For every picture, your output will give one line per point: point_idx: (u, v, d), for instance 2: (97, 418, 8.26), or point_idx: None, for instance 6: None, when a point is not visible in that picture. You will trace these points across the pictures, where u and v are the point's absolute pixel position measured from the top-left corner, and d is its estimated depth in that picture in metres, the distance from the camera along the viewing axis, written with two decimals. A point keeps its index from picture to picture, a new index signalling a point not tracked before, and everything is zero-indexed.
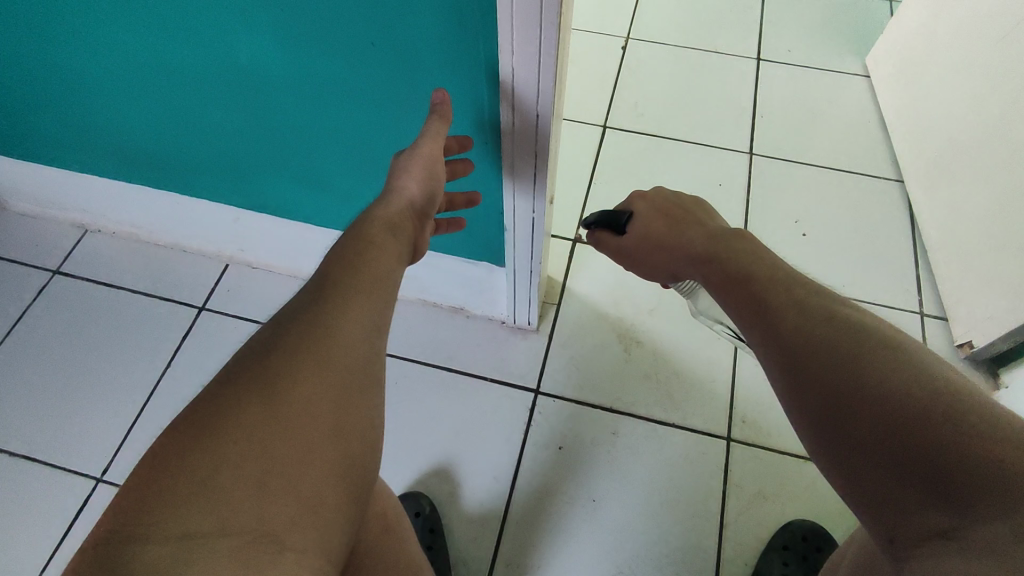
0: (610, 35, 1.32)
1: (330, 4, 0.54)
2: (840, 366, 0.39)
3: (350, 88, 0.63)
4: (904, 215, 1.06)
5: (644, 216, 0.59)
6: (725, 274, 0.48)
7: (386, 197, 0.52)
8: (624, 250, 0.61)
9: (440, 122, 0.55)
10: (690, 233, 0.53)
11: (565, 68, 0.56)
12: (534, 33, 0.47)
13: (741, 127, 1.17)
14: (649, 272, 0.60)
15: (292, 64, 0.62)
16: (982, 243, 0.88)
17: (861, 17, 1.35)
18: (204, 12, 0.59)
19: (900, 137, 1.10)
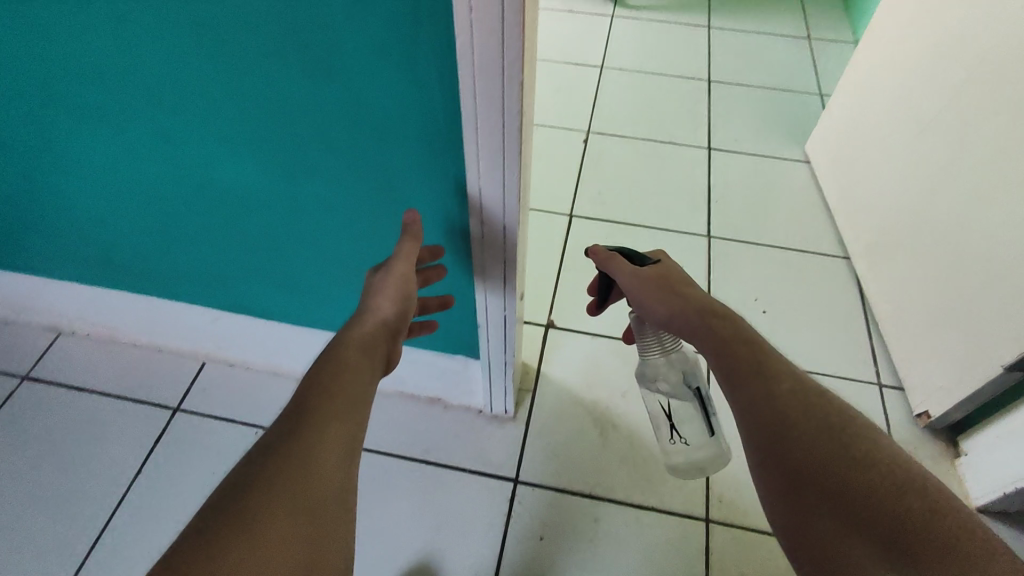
0: (572, 129, 1.41)
1: (310, 138, 0.59)
2: (820, 431, 0.49)
3: (328, 207, 0.67)
4: (854, 290, 1.13)
5: (668, 268, 0.64)
6: (735, 330, 0.57)
7: (362, 316, 0.56)
8: (636, 273, 0.62)
9: (412, 240, 0.59)
10: (698, 293, 0.61)
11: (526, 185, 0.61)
12: (498, 161, 0.53)
13: (698, 211, 1.25)
14: (647, 300, 0.60)
15: (273, 185, 0.67)
16: (925, 316, 0.94)
17: (798, 109, 1.48)
18: (190, 144, 0.64)
19: (843, 217, 1.19)
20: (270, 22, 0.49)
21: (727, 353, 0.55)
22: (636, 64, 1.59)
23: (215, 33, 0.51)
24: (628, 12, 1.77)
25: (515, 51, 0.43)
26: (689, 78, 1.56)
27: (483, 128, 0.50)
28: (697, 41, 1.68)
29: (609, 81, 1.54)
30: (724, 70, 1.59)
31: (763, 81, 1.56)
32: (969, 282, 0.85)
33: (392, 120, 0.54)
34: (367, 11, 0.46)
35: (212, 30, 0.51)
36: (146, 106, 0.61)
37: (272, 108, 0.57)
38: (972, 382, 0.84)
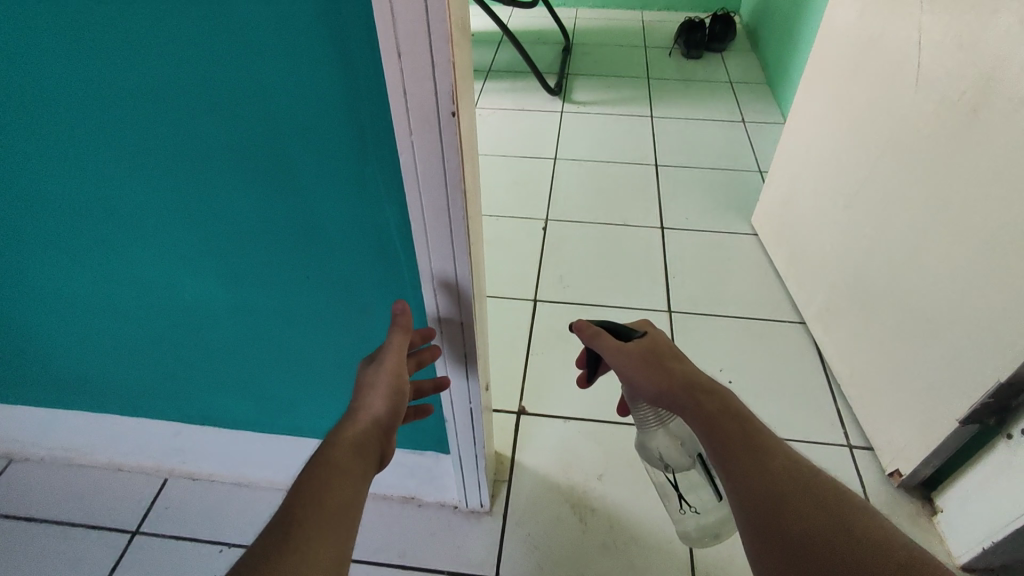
0: (531, 218, 1.48)
1: (268, 251, 0.61)
2: (804, 498, 0.50)
3: (279, 309, 0.68)
4: (813, 354, 1.16)
5: (656, 340, 0.65)
6: (720, 406, 0.58)
7: (353, 415, 0.55)
8: (624, 352, 0.63)
9: (402, 332, 0.59)
10: (685, 365, 0.62)
11: (479, 274, 0.63)
12: (450, 264, 0.56)
13: (657, 288, 1.29)
14: (637, 379, 0.62)
15: (234, 298, 0.68)
16: (881, 374, 0.97)
17: (740, 186, 1.59)
18: (151, 265, 0.66)
19: (793, 283, 1.25)
20: (215, 145, 0.52)
21: (710, 426, 0.57)
22: (587, 155, 1.70)
23: (168, 162, 0.54)
24: (577, 107, 1.91)
25: (454, 163, 0.47)
26: (637, 164, 1.66)
27: (432, 236, 0.53)
28: (642, 130, 1.81)
29: (562, 171, 1.63)
30: (669, 155, 1.70)
31: (706, 162, 1.67)
32: (913, 341, 0.89)
33: (337, 223, 0.57)
34: (308, 130, 0.49)
35: (167, 162, 0.54)
36: (105, 234, 0.63)
37: (230, 227, 0.60)
38: (934, 438, 0.85)
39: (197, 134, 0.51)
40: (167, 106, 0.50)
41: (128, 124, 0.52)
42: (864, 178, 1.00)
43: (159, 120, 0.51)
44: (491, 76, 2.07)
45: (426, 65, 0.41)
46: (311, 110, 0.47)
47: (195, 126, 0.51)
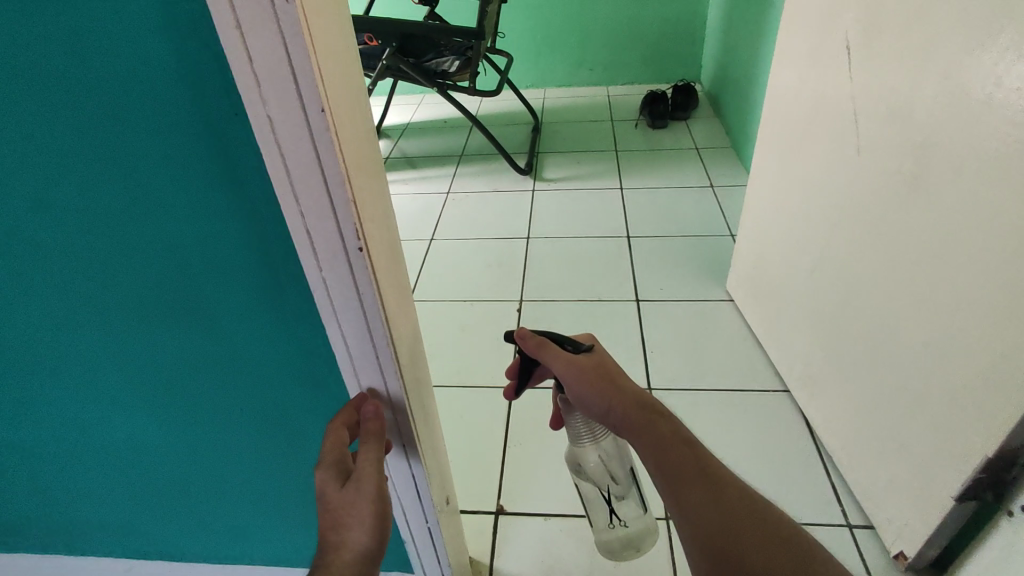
0: (505, 300, 1.47)
1: (202, 388, 0.60)
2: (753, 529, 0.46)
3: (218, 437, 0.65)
4: (800, 423, 1.12)
5: (603, 355, 0.60)
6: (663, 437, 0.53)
7: (333, 555, 0.47)
8: (574, 364, 0.57)
9: (373, 440, 0.52)
10: (632, 384, 0.58)
11: (419, 381, 0.61)
12: (381, 387, 0.55)
13: (635, 364, 1.26)
14: (586, 396, 0.57)
15: (173, 435, 0.65)
16: (869, 446, 0.92)
17: (713, 251, 1.59)
18: (83, 410, 0.63)
19: (773, 350, 1.22)
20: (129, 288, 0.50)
21: (660, 449, 0.52)
22: (559, 231, 1.71)
23: (88, 313, 0.53)
24: (547, 185, 1.95)
25: (370, 298, 0.46)
26: (608, 237, 1.67)
27: (359, 365, 0.52)
28: (612, 202, 1.83)
29: (535, 249, 1.64)
30: (640, 225, 1.72)
31: (677, 230, 1.68)
32: (895, 411, 0.85)
33: (263, 350, 0.55)
34: (220, 267, 0.48)
35: (85, 314, 0.53)
36: (33, 384, 0.61)
37: (160, 368, 0.58)
38: (932, 516, 0.80)
39: (111, 286, 0.50)
40: (73, 254, 0.48)
41: (40, 280, 0.50)
42: (817, 254, 1.01)
43: (72, 277, 0.50)
44: (463, 160, 2.14)
45: (325, 206, 0.40)
46: (221, 247, 0.46)
47: (104, 273, 0.49)
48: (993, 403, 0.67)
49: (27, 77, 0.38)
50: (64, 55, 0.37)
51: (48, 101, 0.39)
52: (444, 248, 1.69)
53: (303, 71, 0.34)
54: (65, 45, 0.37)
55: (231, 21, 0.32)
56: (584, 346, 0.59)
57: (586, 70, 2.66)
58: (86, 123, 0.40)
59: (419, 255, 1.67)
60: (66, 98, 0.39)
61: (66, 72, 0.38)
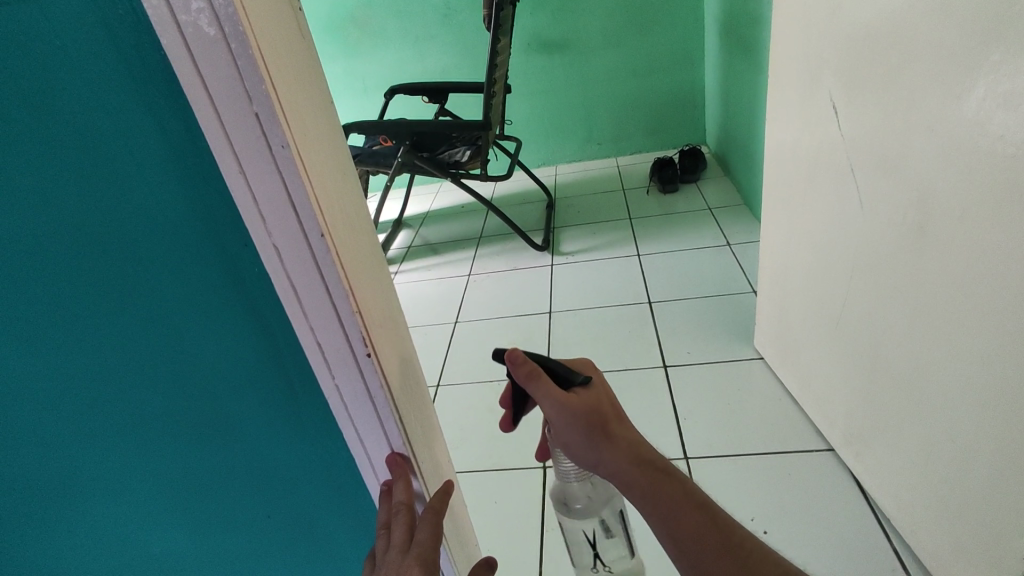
0: None
1: (224, 503, 0.60)
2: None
3: (236, 562, 0.65)
4: (850, 484, 1.07)
5: (601, 391, 0.54)
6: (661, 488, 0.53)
7: None
8: (572, 410, 0.50)
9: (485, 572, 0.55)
10: (625, 433, 0.54)
11: (438, 470, 0.62)
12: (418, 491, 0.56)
13: (669, 432, 1.23)
14: (576, 443, 0.51)
15: (204, 564, 0.64)
16: (926, 506, 0.87)
17: (737, 309, 1.58)
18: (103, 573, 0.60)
19: (811, 406, 1.18)
20: (138, 426, 0.52)
21: (664, 503, 0.53)
22: (581, 303, 1.73)
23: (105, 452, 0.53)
24: (565, 258, 1.98)
25: (380, 394, 0.48)
26: (631, 305, 1.67)
27: (374, 461, 0.55)
28: (631, 269, 1.86)
29: (558, 323, 1.65)
30: (662, 290, 1.72)
31: (699, 291, 1.68)
32: (945, 464, 0.81)
33: (284, 449, 0.58)
34: (240, 374, 0.52)
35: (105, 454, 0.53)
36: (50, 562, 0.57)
37: (183, 493, 0.58)
38: None
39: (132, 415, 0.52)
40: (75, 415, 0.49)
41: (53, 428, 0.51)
42: (838, 307, 1.00)
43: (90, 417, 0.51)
44: (483, 242, 2.21)
45: (331, 317, 0.44)
46: (241, 355, 0.51)
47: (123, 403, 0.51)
48: None
49: (27, 251, 0.42)
50: (95, 200, 0.42)
51: (57, 261, 0.43)
52: (469, 329, 1.72)
53: (300, 204, 0.39)
54: (79, 212, 0.42)
55: (234, 166, 0.38)
56: (582, 383, 0.52)
57: (595, 145, 2.76)
58: (102, 274, 0.45)
59: (445, 339, 1.70)
60: (79, 258, 0.44)
61: (77, 236, 0.43)
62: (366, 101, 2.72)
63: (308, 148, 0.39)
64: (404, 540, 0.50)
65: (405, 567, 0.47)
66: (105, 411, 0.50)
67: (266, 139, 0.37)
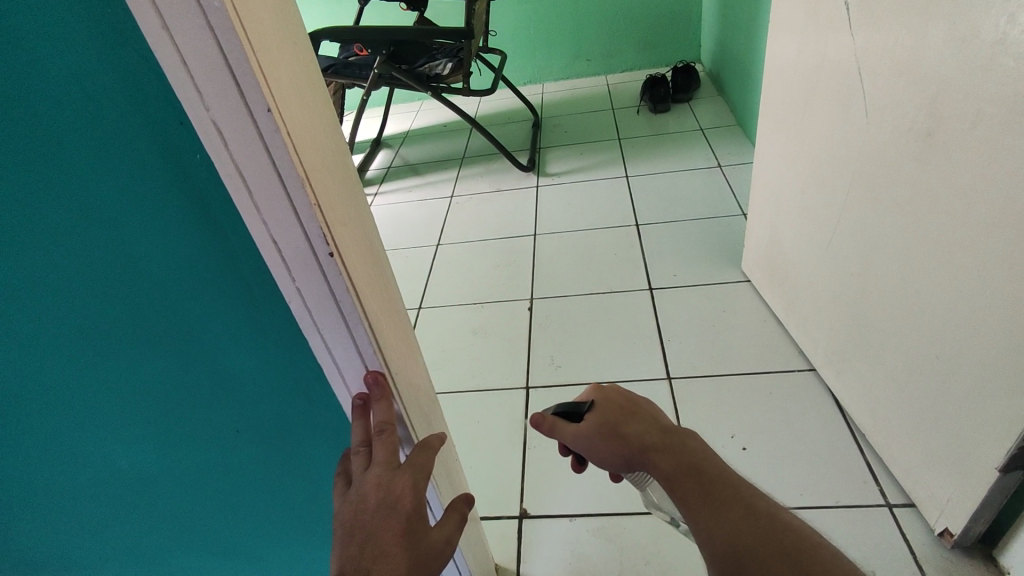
0: (517, 299, 1.44)
1: (193, 416, 0.57)
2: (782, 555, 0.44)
3: (210, 470, 0.62)
4: (829, 402, 1.07)
5: (615, 403, 0.60)
6: (669, 469, 0.52)
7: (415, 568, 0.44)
8: (580, 433, 0.59)
9: (464, 504, 0.54)
10: (642, 426, 0.57)
11: (416, 387, 0.59)
12: (400, 415, 0.54)
13: (653, 354, 1.23)
14: (602, 455, 0.58)
15: (183, 470, 0.61)
16: (904, 423, 0.87)
17: (726, 232, 1.54)
18: (82, 468, 0.58)
19: (796, 327, 1.17)
20: (90, 329, 0.48)
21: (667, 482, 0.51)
22: (566, 225, 1.68)
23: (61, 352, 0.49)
24: (551, 180, 1.92)
25: (347, 303, 0.45)
26: (618, 228, 1.63)
27: (349, 378, 0.52)
28: (619, 191, 1.80)
29: (544, 246, 1.61)
30: (649, 213, 1.67)
31: (688, 213, 1.64)
32: (927, 381, 0.80)
33: (250, 362, 0.54)
34: (192, 280, 0.47)
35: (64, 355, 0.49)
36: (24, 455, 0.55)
37: (149, 403, 0.54)
38: (976, 490, 0.75)
39: (84, 316, 0.47)
40: (15, 309, 0.45)
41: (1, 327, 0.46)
42: (833, 224, 0.97)
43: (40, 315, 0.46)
44: (466, 162, 2.13)
45: (286, 212, 0.39)
46: (193, 259, 0.46)
47: (70, 304, 0.46)
48: None
49: None
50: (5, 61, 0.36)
51: None
52: (452, 253, 1.67)
53: (241, 75, 0.34)
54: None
55: (158, 23, 0.33)
56: (585, 407, 0.60)
57: (584, 61, 2.62)
58: (22, 148, 0.38)
59: (427, 262, 1.65)
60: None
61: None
62: (340, 9, 2.53)
63: (246, 5, 0.33)
64: (388, 459, 0.49)
65: (397, 486, 0.47)
66: (54, 308, 0.46)
67: None
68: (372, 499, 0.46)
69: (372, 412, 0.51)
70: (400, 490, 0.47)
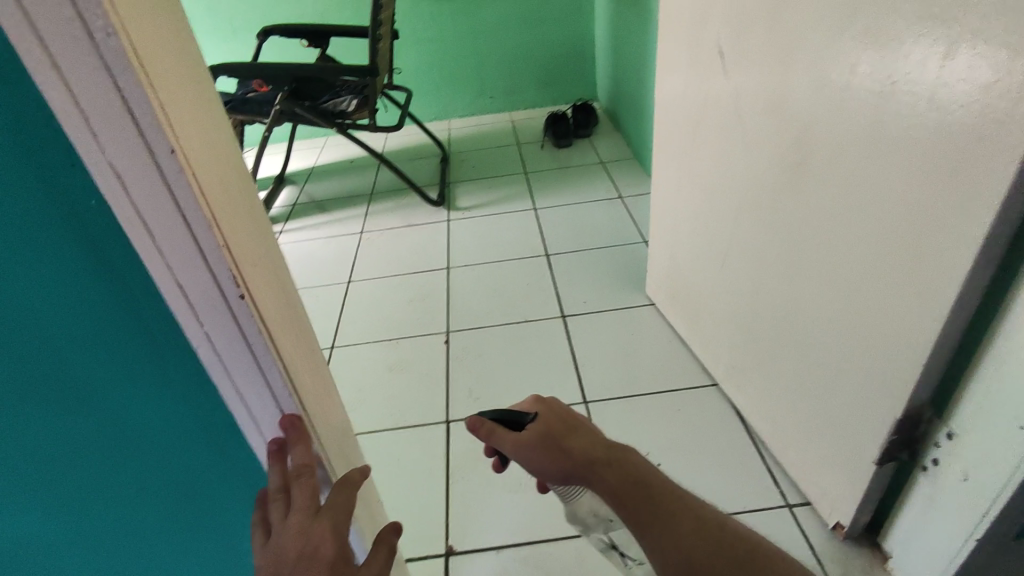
0: (433, 333, 1.44)
1: (87, 473, 0.52)
2: (734, 568, 0.48)
3: (106, 535, 0.57)
4: (731, 413, 1.15)
5: (556, 416, 0.59)
6: (620, 485, 0.54)
7: None
8: (522, 444, 0.58)
9: (392, 538, 0.53)
10: (585, 440, 0.58)
11: (335, 427, 0.58)
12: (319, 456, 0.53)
13: (569, 379, 1.26)
14: (541, 468, 0.57)
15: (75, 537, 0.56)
16: (796, 427, 0.96)
17: (629, 259, 1.63)
18: None
19: (697, 345, 1.26)
20: None
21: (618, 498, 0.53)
22: (478, 257, 1.71)
23: None
24: (462, 214, 1.94)
25: (260, 345, 0.44)
26: (529, 258, 1.68)
27: (263, 424, 0.50)
28: (528, 223, 1.86)
29: (457, 279, 1.62)
30: (558, 243, 1.74)
31: (594, 242, 1.72)
32: (812, 387, 0.89)
33: (151, 414, 0.50)
34: (85, 329, 0.44)
35: None
36: None
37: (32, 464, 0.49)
38: (859, 483, 0.83)
39: None
40: None
41: None
42: (723, 249, 1.06)
43: None
44: (375, 198, 2.11)
45: (192, 254, 0.38)
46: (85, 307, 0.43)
47: None
48: (895, 364, 0.70)
49: None
50: None
51: None
52: (364, 289, 1.64)
53: (142, 116, 0.33)
54: None
55: (46, 62, 0.31)
56: (527, 418, 0.59)
57: (488, 98, 2.71)
58: None
59: (338, 299, 1.61)
60: None
61: None
62: (237, 44, 2.46)
63: (147, 45, 0.32)
64: (309, 504, 0.47)
65: (318, 533, 0.45)
66: None
67: (86, 26, 0.30)
68: (292, 550, 0.44)
69: (290, 456, 0.49)
70: (320, 535, 0.45)
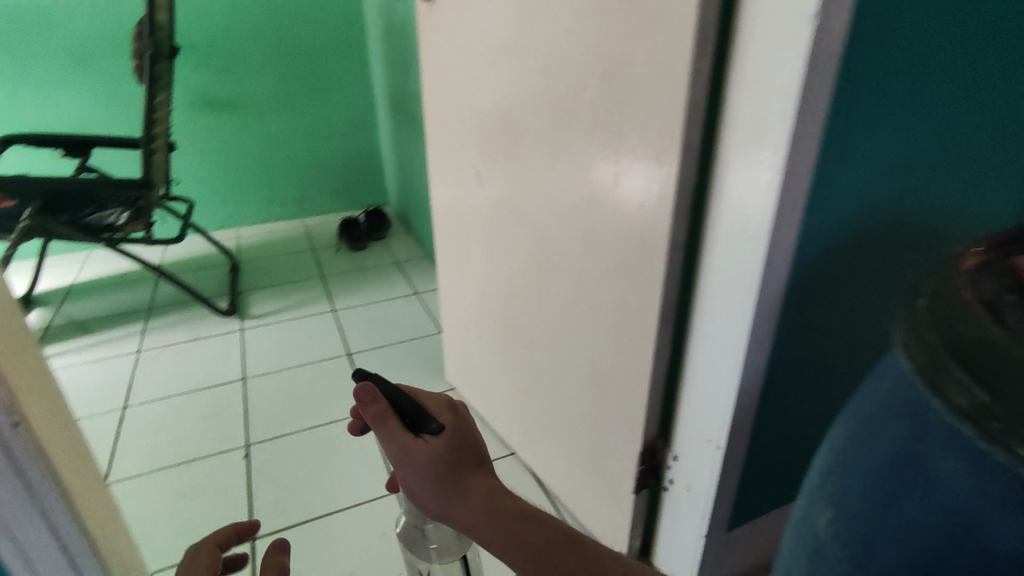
0: (229, 449, 1.36)
1: None
2: None
3: None
4: (528, 477, 1.29)
5: (459, 442, 0.57)
6: (510, 526, 0.53)
7: None
8: (415, 452, 0.54)
9: None
10: (480, 480, 0.56)
11: (121, 548, 0.58)
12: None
13: (379, 472, 1.29)
14: (420, 489, 0.55)
15: None
16: (576, 478, 1.11)
17: (428, 349, 1.75)
18: None
19: (493, 420, 1.39)
20: None
21: (503, 538, 0.53)
22: (276, 364, 1.68)
23: None
24: (256, 322, 1.89)
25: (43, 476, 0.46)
26: (330, 359, 1.70)
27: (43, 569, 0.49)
28: (327, 325, 1.88)
29: (254, 389, 1.57)
30: (359, 341, 1.79)
31: (394, 337, 1.81)
32: (581, 441, 1.06)
33: None
34: None
35: None
36: None
37: None
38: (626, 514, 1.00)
39: None
40: None
41: None
42: (500, 332, 1.23)
43: None
44: (153, 313, 1.95)
45: None
46: None
47: None
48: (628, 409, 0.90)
49: None
50: None
51: None
52: (143, 413, 1.49)
53: None
54: None
55: None
56: (432, 429, 0.55)
57: (279, 206, 2.72)
58: None
59: (110, 429, 1.44)
60: None
61: None
62: None
63: None
64: None
65: None
66: None
67: None
68: None
69: None
70: None
